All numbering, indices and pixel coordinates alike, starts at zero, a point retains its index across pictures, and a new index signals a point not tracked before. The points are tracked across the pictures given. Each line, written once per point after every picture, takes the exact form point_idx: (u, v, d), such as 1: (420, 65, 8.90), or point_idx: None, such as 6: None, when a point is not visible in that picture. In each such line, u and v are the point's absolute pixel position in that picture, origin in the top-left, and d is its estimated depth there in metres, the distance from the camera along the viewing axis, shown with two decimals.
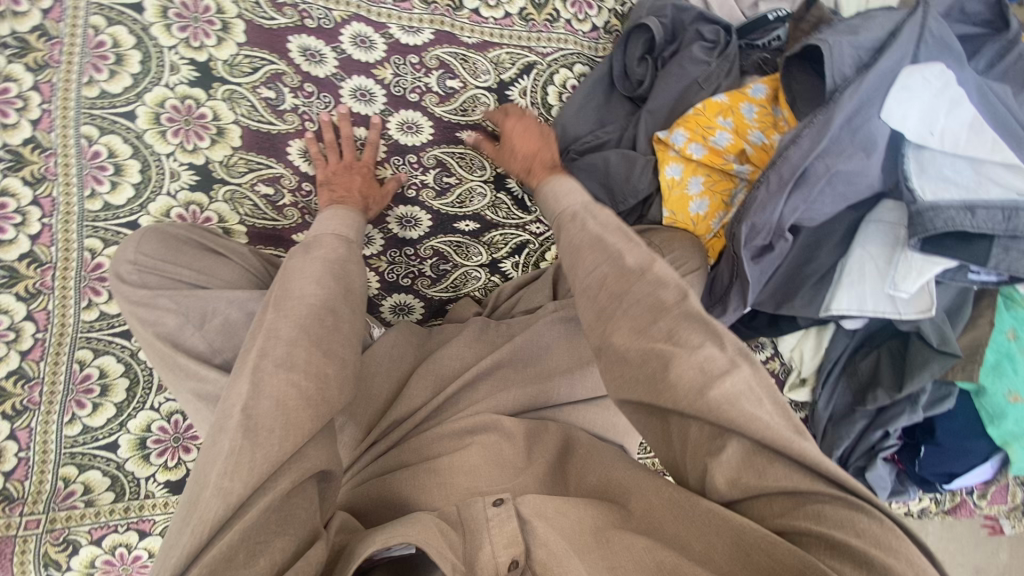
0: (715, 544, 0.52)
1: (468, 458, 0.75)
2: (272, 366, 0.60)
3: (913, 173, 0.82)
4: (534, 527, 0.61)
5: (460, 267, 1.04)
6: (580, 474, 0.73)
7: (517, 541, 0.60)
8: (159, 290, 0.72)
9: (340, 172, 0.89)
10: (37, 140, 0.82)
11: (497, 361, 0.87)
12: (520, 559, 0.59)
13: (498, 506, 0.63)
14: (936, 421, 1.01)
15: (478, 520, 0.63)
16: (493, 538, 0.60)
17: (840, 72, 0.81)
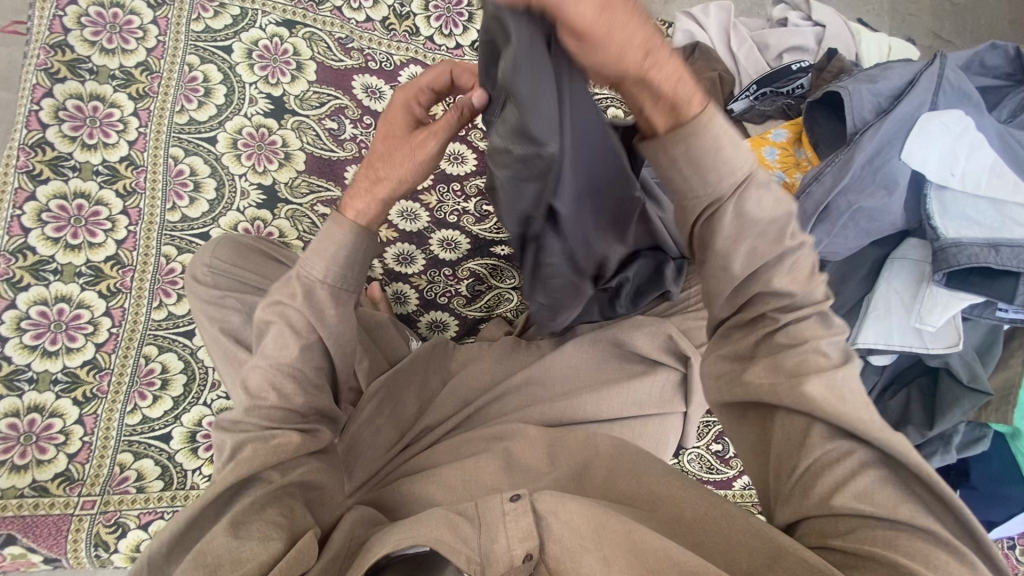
0: (742, 559, 0.52)
1: (482, 473, 0.78)
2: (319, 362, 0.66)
3: (936, 213, 0.85)
4: (550, 523, 0.62)
5: (494, 288, 1.08)
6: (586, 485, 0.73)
7: (531, 535, 0.61)
8: (230, 291, 0.81)
9: (393, 126, 0.71)
10: (132, 158, 0.94)
11: (525, 377, 0.92)
12: (535, 553, 0.60)
13: (514, 501, 0.65)
14: (970, 463, 0.99)
15: (493, 514, 0.65)
16: (508, 532, 0.62)
17: (860, 117, 0.86)
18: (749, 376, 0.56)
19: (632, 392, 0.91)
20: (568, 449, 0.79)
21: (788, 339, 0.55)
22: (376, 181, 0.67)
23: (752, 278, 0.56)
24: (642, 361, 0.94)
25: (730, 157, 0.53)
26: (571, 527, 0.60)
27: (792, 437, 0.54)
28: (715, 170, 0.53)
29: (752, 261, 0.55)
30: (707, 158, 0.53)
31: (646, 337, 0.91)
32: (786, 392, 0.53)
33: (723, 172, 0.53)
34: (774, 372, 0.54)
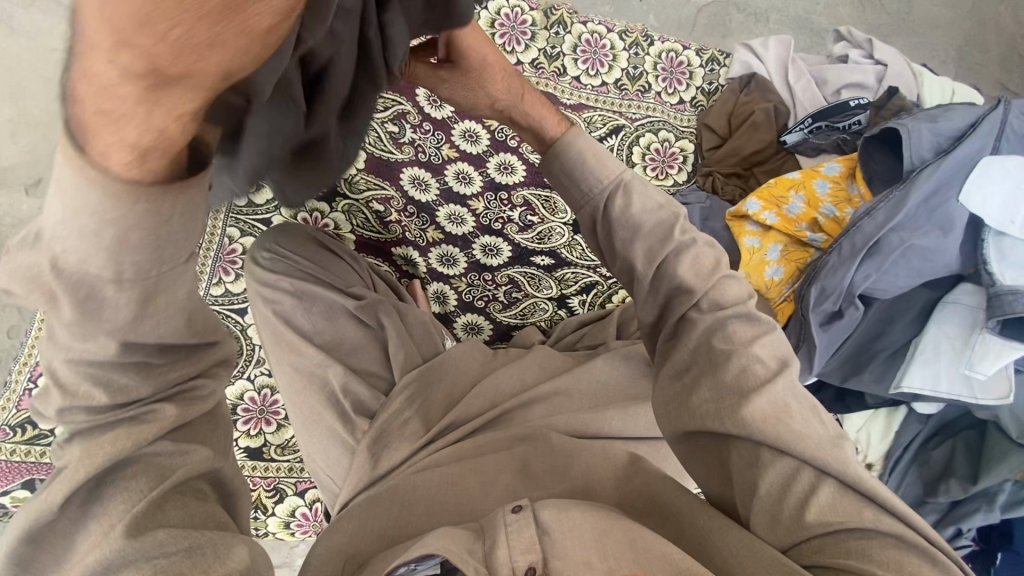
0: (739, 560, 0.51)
1: (495, 479, 0.79)
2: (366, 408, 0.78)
3: (993, 259, 0.82)
4: (556, 538, 0.59)
5: (531, 296, 1.10)
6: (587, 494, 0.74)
7: (535, 548, 0.57)
8: (285, 273, 0.90)
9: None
10: None
11: (555, 388, 0.92)
12: (538, 565, 0.56)
13: (517, 512, 0.63)
14: (1014, 526, 0.93)
15: (498, 525, 0.63)
16: (512, 541, 0.58)
17: (918, 155, 0.86)
18: (696, 402, 0.60)
19: None
20: (579, 455, 0.79)
21: (721, 343, 0.61)
22: (146, 61, 0.30)
23: (660, 271, 0.66)
24: None
25: (592, 168, 0.70)
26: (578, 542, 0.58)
27: (746, 458, 0.56)
28: (585, 178, 0.70)
29: (650, 257, 0.66)
30: (574, 169, 0.70)
31: None
32: (727, 420, 0.57)
33: (590, 181, 0.69)
34: (720, 392, 0.59)
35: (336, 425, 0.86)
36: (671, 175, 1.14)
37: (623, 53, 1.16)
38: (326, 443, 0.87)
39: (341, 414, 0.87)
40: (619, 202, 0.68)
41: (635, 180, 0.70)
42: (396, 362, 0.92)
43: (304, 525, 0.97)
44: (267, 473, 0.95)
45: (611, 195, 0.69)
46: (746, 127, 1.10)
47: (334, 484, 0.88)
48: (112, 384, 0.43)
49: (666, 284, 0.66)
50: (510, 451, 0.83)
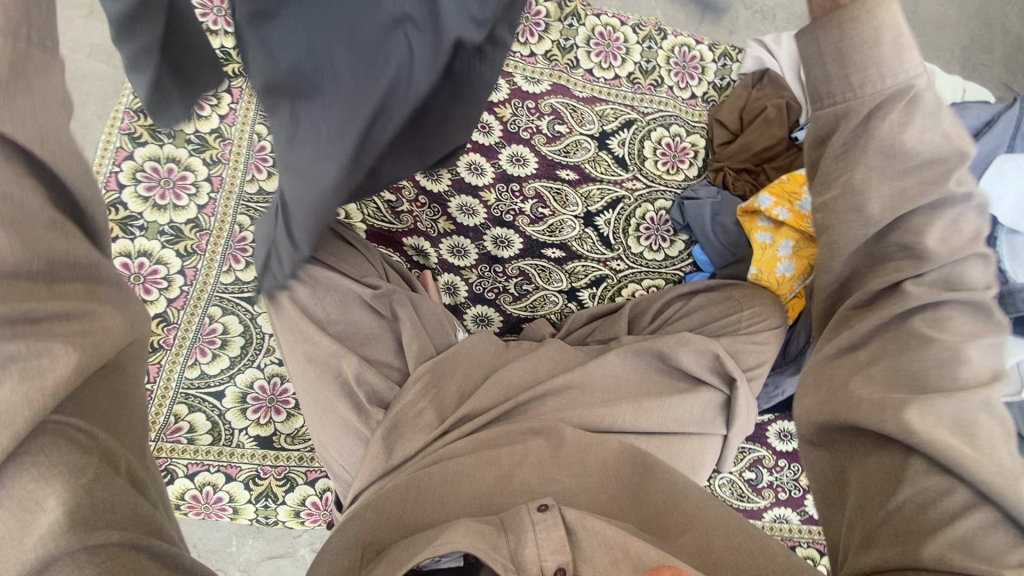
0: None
1: (509, 474, 0.79)
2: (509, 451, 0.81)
3: (1005, 257, 0.82)
4: (579, 539, 0.64)
5: (541, 289, 1.10)
6: (622, 506, 0.75)
7: (563, 549, 0.62)
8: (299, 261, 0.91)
9: None
10: (221, 131, 1.01)
11: (568, 381, 0.92)
12: (566, 566, 0.61)
13: (542, 512, 0.67)
14: None
15: (524, 523, 0.66)
16: (540, 541, 0.63)
17: None
18: (858, 385, 0.51)
19: (675, 407, 0.90)
20: (616, 462, 0.81)
21: (927, 325, 0.50)
22: None
23: (896, 222, 0.50)
24: (685, 379, 0.95)
25: (890, 53, 0.47)
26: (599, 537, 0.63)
27: (888, 466, 0.49)
28: (879, 61, 0.48)
29: (895, 204, 0.49)
30: (858, 52, 0.48)
31: (691, 353, 0.92)
32: (886, 414, 0.48)
33: (876, 70, 0.48)
34: (892, 379, 0.50)
35: (351, 418, 0.86)
36: (682, 170, 1.14)
37: (637, 46, 1.16)
38: (340, 434, 0.87)
39: (356, 405, 0.86)
40: (894, 116, 0.48)
41: (928, 92, 0.48)
42: (410, 353, 0.92)
43: (315, 514, 0.96)
44: (277, 463, 0.94)
45: (891, 100, 0.48)
46: (759, 124, 1.10)
47: (347, 474, 0.88)
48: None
49: (896, 235, 0.51)
50: (522, 443, 0.83)
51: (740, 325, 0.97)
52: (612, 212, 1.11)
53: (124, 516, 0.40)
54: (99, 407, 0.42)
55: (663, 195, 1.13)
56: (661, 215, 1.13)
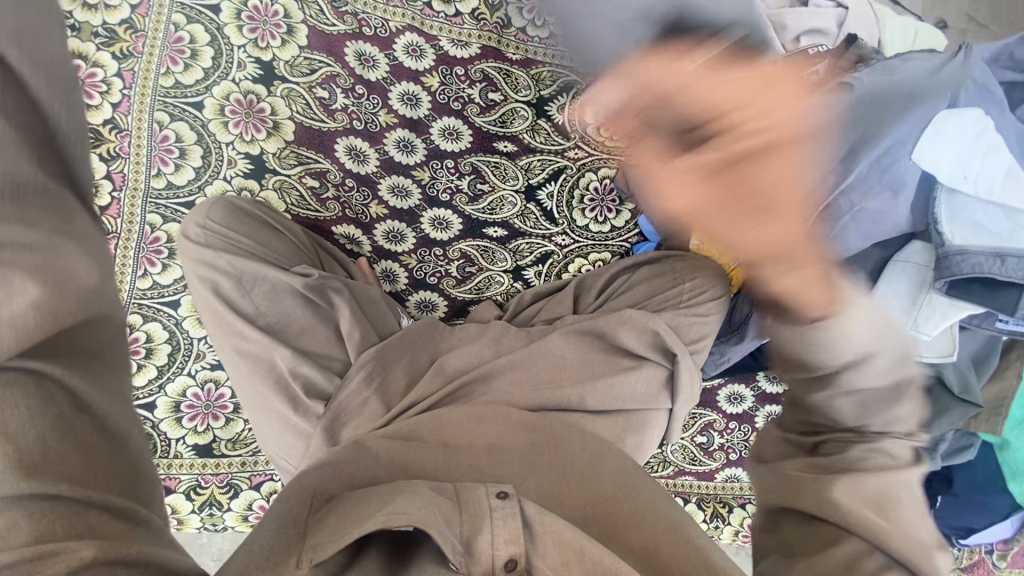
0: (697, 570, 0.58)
1: (456, 465, 0.72)
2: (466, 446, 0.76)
3: (944, 218, 0.82)
4: (537, 532, 0.61)
5: (485, 270, 1.07)
6: (564, 491, 0.70)
7: (518, 539, 0.59)
8: (223, 252, 0.85)
9: None
10: (116, 121, 0.91)
11: (512, 361, 0.91)
12: (519, 558, 0.58)
13: (503, 499, 0.64)
14: (955, 472, 0.99)
15: (480, 507, 0.63)
16: (495, 529, 0.60)
17: (873, 111, 0.80)
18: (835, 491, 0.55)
19: (618, 385, 0.90)
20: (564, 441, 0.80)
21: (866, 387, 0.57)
22: None
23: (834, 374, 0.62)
24: (630, 355, 0.94)
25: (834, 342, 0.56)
26: (556, 531, 0.61)
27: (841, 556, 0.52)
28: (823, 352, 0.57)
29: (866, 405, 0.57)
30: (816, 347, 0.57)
31: (632, 333, 0.92)
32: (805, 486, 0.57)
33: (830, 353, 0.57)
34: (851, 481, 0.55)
35: (289, 413, 0.83)
36: None
37: None
38: (280, 432, 0.85)
39: (292, 400, 0.83)
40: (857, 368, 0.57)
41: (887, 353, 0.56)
42: (350, 343, 0.88)
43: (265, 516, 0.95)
44: (219, 470, 0.93)
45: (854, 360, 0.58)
46: None
47: (290, 465, 0.86)
48: None
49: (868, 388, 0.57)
50: (470, 428, 0.79)
51: (682, 297, 0.96)
52: (554, 184, 1.06)
53: (71, 465, 0.35)
54: (64, 350, 0.37)
55: (607, 163, 1.08)
56: (606, 184, 1.07)
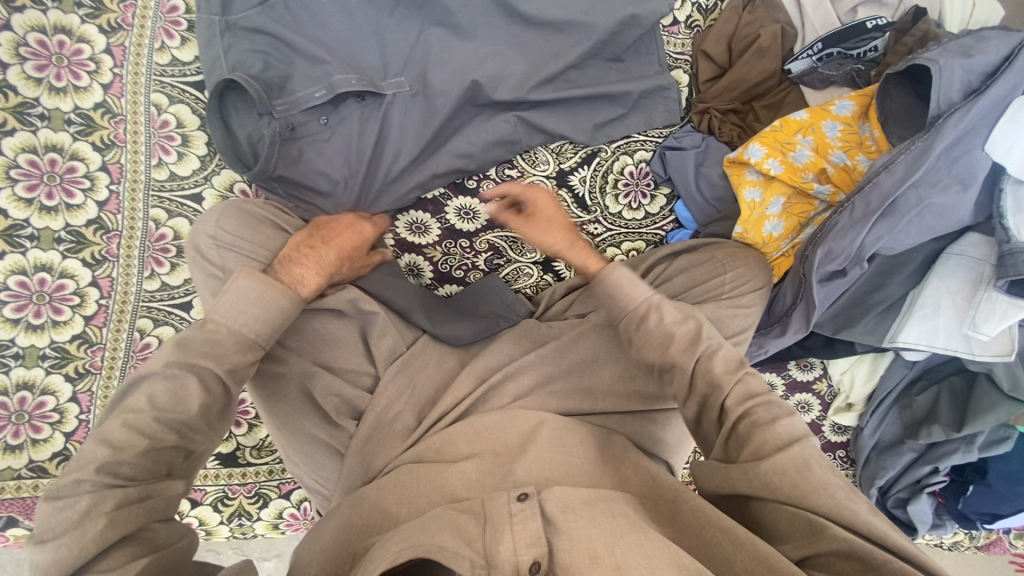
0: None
1: (493, 468, 0.74)
2: (496, 464, 0.74)
3: (1009, 211, 0.77)
4: (558, 527, 0.61)
5: (513, 262, 1.01)
6: (610, 506, 0.65)
7: (539, 541, 0.59)
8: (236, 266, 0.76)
9: None
10: (108, 105, 0.81)
11: (542, 356, 0.88)
12: (542, 560, 0.58)
13: (522, 501, 0.64)
14: (989, 462, 0.99)
15: (501, 514, 0.63)
16: (515, 535, 0.59)
17: (945, 97, 0.74)
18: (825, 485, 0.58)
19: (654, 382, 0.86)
20: (617, 465, 0.76)
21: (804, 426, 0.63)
22: None
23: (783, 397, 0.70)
24: None
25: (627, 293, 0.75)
26: (578, 534, 0.59)
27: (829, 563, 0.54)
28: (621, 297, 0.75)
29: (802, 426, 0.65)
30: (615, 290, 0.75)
31: None
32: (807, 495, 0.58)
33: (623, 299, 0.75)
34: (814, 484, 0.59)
35: (319, 432, 0.80)
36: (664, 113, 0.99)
37: None
38: (309, 451, 0.81)
39: (325, 419, 0.81)
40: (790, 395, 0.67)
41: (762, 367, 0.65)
42: (379, 354, 0.83)
43: (295, 523, 0.91)
44: (245, 480, 0.88)
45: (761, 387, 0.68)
46: (750, 56, 0.96)
47: (324, 488, 0.83)
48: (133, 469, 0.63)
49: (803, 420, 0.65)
50: (497, 428, 0.79)
51: (723, 289, 0.89)
52: (587, 169, 0.99)
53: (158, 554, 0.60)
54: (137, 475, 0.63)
55: (642, 145, 1.00)
56: (641, 168, 1.00)
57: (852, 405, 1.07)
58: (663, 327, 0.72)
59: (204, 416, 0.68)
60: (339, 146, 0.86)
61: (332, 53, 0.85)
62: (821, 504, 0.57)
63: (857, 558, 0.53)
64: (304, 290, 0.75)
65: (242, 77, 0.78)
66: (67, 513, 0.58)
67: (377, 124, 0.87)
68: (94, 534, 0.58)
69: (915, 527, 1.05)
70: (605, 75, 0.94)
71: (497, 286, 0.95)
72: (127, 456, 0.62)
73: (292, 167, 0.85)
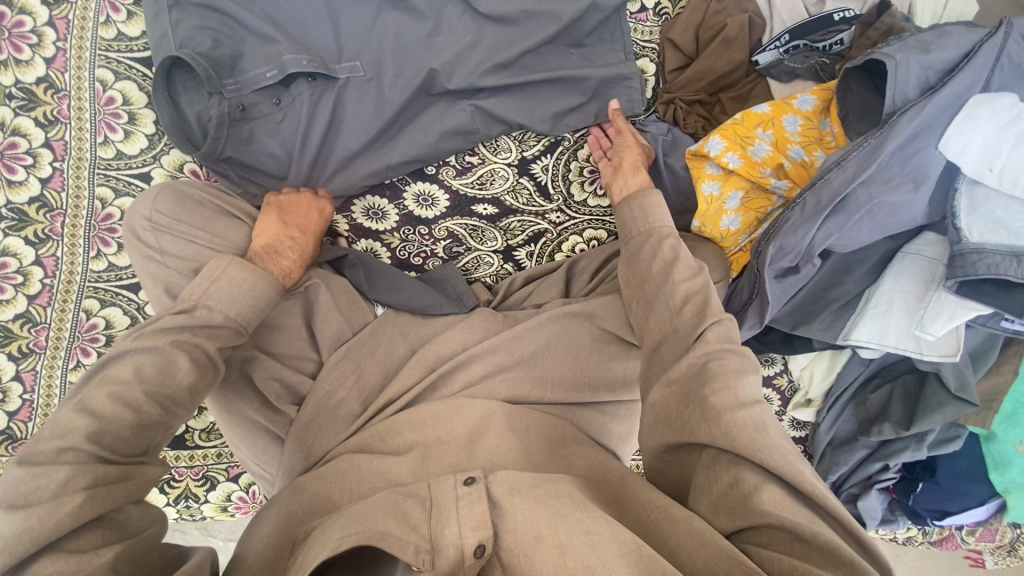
0: (683, 556, 0.52)
1: (438, 456, 0.73)
2: (438, 452, 0.74)
3: (963, 211, 0.76)
4: (505, 509, 0.61)
5: (474, 251, 1.00)
6: (555, 486, 0.65)
7: (486, 524, 0.59)
8: (173, 247, 0.77)
9: None
10: (51, 80, 0.80)
11: (495, 345, 0.86)
12: (487, 543, 0.58)
13: (468, 485, 0.64)
14: (938, 460, 1.00)
15: (447, 499, 0.63)
16: (461, 519, 0.60)
17: (901, 93, 0.73)
18: (768, 440, 0.56)
19: (606, 374, 0.86)
20: (560, 456, 0.76)
21: None
22: None
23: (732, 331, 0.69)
24: (621, 342, 0.88)
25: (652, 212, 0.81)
26: (524, 516, 0.59)
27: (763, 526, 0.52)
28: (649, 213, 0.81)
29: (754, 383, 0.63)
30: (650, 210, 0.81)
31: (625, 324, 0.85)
32: (748, 447, 0.55)
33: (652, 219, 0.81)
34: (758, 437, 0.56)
35: (260, 420, 0.80)
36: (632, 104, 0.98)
37: None
38: (251, 437, 0.81)
39: (264, 403, 0.81)
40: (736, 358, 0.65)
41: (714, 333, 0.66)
42: (324, 339, 0.85)
43: (244, 506, 0.92)
44: (193, 463, 0.88)
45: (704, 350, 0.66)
46: (716, 46, 0.95)
47: (268, 472, 0.84)
48: (120, 437, 0.63)
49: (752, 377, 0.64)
50: (443, 417, 0.78)
51: None
52: (550, 157, 0.97)
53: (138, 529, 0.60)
54: (123, 443, 0.63)
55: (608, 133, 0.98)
56: None
57: (811, 401, 1.07)
58: (673, 251, 0.77)
59: (190, 392, 0.69)
60: (291, 129, 0.85)
61: (285, 33, 0.83)
62: (772, 459, 0.54)
63: (786, 528, 0.50)
64: (289, 281, 0.80)
65: (188, 54, 0.76)
66: (42, 481, 0.57)
67: (331, 108, 0.86)
68: (71, 509, 0.56)
69: (865, 522, 1.07)
70: (567, 61, 0.92)
71: (453, 276, 0.96)
72: (112, 427, 0.63)
73: (241, 148, 0.84)
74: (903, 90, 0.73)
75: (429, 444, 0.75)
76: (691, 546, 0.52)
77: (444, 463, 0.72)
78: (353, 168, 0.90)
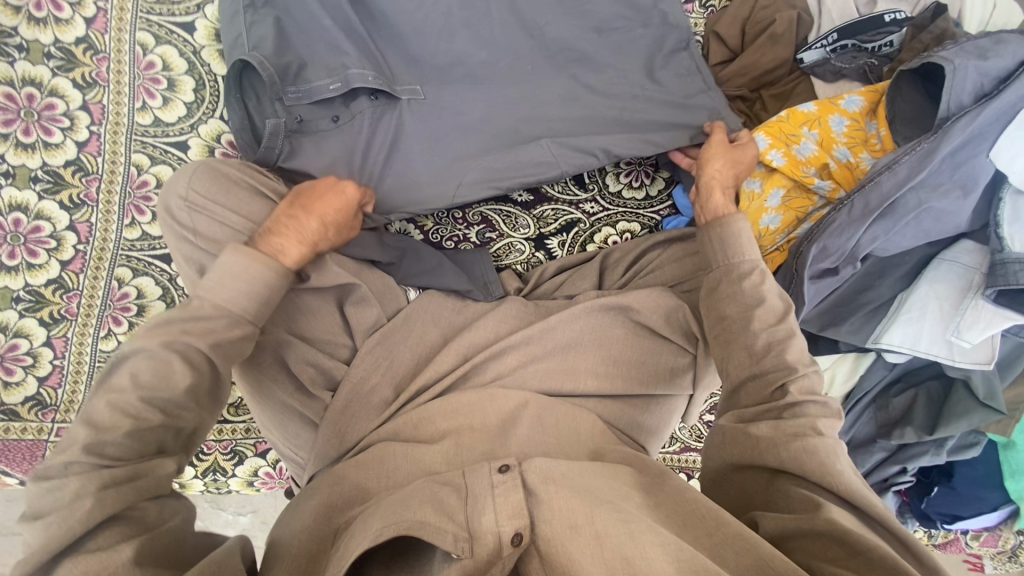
0: (727, 561, 0.52)
1: (472, 444, 0.74)
2: (472, 441, 0.74)
3: (1006, 220, 0.77)
4: (541, 496, 0.61)
5: (506, 237, 0.99)
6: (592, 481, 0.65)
7: (521, 514, 0.59)
8: (204, 230, 0.75)
9: None
10: (90, 41, 0.78)
11: (529, 336, 0.86)
12: (524, 531, 0.58)
13: (504, 473, 0.63)
14: (955, 466, 1.02)
15: (482, 486, 0.63)
16: (497, 506, 0.59)
17: (957, 99, 0.73)
18: (838, 470, 0.58)
19: (638, 367, 0.86)
20: (594, 449, 0.76)
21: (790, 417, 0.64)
22: None
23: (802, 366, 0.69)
24: (653, 337, 0.89)
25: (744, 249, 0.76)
26: (559, 504, 0.59)
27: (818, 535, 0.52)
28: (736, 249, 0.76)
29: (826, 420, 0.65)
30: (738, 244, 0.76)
31: (658, 315, 0.86)
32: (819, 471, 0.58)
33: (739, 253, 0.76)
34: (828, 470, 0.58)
35: (295, 404, 0.80)
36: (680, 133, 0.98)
37: None
38: (282, 420, 0.81)
39: (299, 388, 0.81)
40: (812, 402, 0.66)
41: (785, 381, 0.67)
42: (358, 325, 0.84)
43: (269, 482, 0.92)
44: (222, 436, 0.88)
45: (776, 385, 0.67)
46: (763, 41, 0.94)
47: (299, 456, 0.83)
48: (124, 441, 0.60)
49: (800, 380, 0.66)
50: (477, 405, 0.78)
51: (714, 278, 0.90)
52: None
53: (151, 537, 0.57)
54: (131, 447, 0.61)
55: None
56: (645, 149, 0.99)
57: None
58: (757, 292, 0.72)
59: (189, 394, 0.64)
60: (344, 144, 0.83)
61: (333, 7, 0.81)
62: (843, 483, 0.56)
63: (845, 541, 0.51)
64: (287, 260, 0.72)
65: (257, 56, 0.77)
66: (56, 494, 0.56)
67: (387, 125, 0.85)
68: (82, 514, 0.55)
69: None
70: (612, 49, 0.91)
71: (482, 260, 0.94)
72: (110, 436, 0.59)
73: (292, 158, 0.82)
74: (959, 95, 0.73)
75: (463, 431, 0.75)
76: (735, 548, 0.53)
77: (477, 452, 0.72)
78: (395, 186, 0.86)
